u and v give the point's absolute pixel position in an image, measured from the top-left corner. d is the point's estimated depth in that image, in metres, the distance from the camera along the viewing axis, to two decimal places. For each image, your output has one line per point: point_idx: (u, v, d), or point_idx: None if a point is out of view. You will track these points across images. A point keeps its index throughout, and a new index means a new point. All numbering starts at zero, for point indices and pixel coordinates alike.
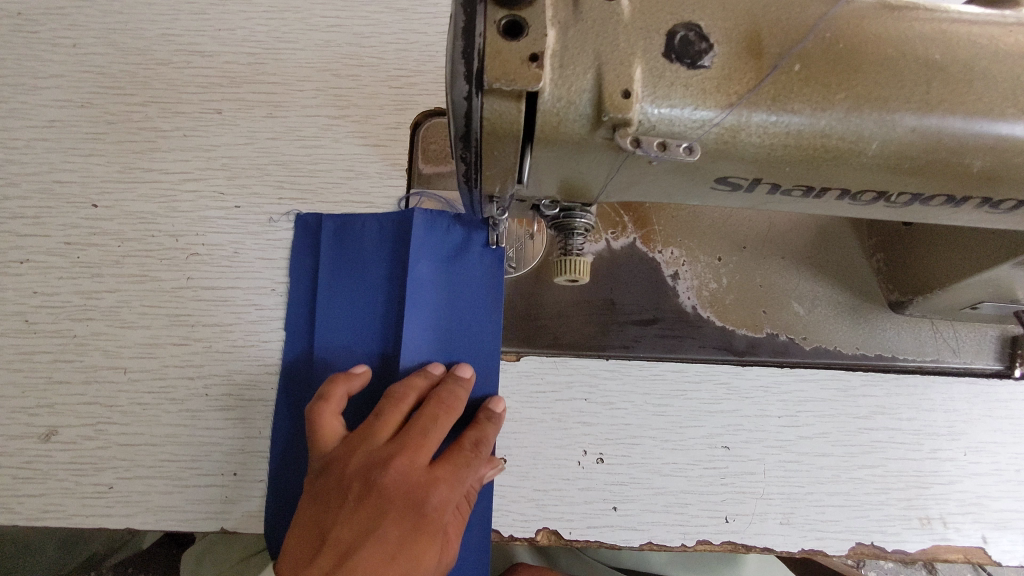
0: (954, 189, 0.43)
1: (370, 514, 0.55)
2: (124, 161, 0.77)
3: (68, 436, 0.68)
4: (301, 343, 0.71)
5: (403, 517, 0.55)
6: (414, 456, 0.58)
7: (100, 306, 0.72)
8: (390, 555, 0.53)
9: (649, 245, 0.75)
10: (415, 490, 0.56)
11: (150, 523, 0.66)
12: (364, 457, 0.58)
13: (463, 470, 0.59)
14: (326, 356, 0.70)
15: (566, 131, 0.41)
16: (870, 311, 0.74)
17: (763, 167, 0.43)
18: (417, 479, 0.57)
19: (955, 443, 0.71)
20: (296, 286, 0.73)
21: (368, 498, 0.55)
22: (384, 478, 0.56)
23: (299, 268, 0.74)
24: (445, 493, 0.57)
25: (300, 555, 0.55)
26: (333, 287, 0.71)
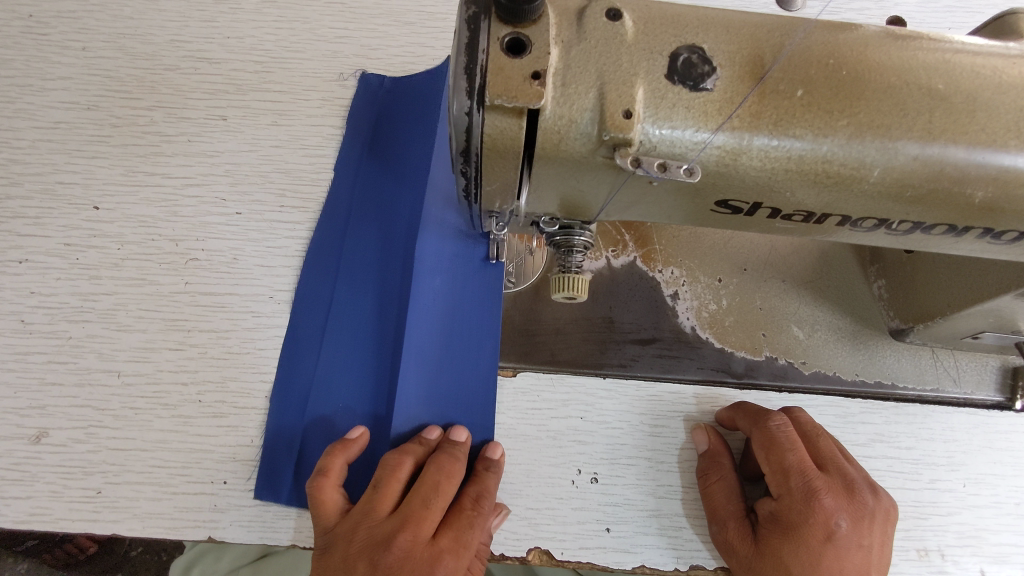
0: (958, 219, 0.43)
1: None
2: (128, 164, 0.77)
3: (58, 439, 0.68)
4: (297, 351, 0.71)
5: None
6: (417, 530, 0.57)
7: (97, 308, 0.72)
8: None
9: (649, 264, 0.75)
10: (421, 566, 0.56)
11: (136, 530, 0.65)
12: (366, 535, 0.57)
13: (466, 533, 0.59)
14: (324, 363, 0.70)
15: (567, 150, 0.41)
16: (871, 337, 0.74)
17: (764, 192, 0.43)
18: (419, 554, 0.56)
19: (954, 474, 0.70)
20: (295, 293, 0.73)
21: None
22: (388, 557, 0.56)
23: (300, 276, 0.74)
24: (451, 564, 0.57)
25: None
26: (335, 296, 0.73)
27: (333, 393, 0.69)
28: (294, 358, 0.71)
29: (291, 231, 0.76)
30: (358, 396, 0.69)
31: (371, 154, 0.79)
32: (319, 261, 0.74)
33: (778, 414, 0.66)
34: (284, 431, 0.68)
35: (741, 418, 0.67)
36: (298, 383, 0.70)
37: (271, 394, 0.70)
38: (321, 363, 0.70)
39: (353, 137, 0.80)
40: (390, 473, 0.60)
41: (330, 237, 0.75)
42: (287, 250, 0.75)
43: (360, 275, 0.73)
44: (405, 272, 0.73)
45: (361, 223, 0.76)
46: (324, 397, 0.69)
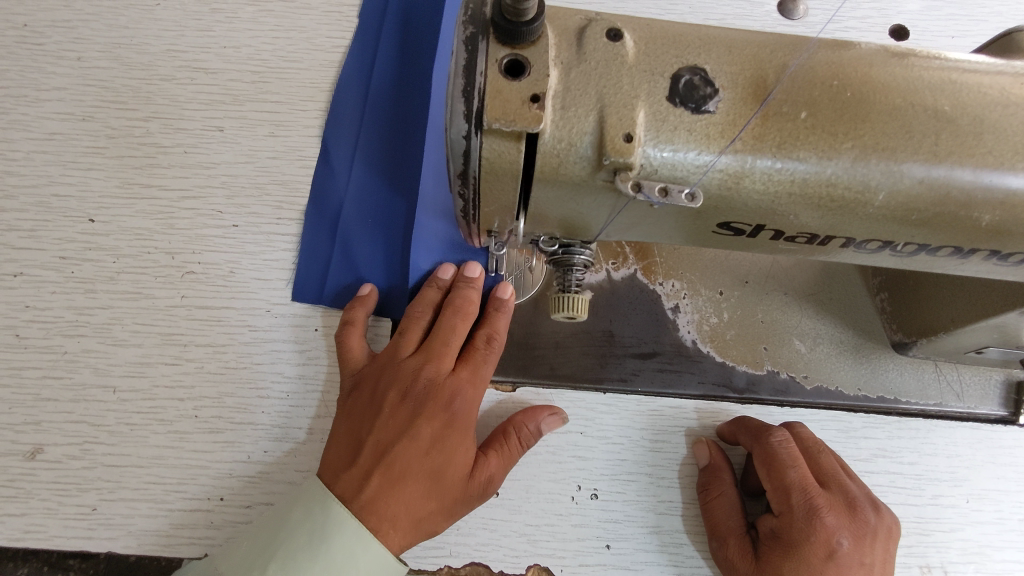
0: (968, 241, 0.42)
1: (406, 416, 0.63)
2: (124, 176, 0.77)
3: (53, 455, 0.67)
4: (313, 251, 0.75)
5: (434, 415, 0.63)
6: (439, 364, 0.65)
7: (92, 322, 0.71)
8: (424, 449, 0.61)
9: (649, 277, 0.75)
10: (444, 392, 0.64)
11: (132, 548, 0.65)
12: (394, 369, 0.66)
13: (481, 368, 0.67)
14: (342, 254, 0.75)
15: (566, 173, 0.40)
16: (873, 351, 0.73)
17: (767, 215, 0.42)
18: (442, 384, 0.65)
19: (958, 490, 0.69)
20: (304, 239, 0.75)
21: (403, 403, 0.64)
22: (415, 386, 0.64)
23: (310, 234, 0.76)
24: (469, 395, 0.65)
25: (341, 460, 0.62)
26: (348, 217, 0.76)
27: (358, 229, 0.75)
28: (321, 199, 0.77)
29: (290, 244, 0.75)
30: (382, 235, 0.76)
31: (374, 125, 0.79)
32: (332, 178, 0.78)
33: (779, 428, 0.65)
34: (315, 259, 0.75)
35: (740, 432, 0.66)
36: (327, 217, 0.76)
37: (270, 410, 0.70)
38: (346, 209, 0.76)
39: (354, 122, 0.80)
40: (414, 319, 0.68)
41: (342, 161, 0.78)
42: (284, 263, 0.75)
43: (371, 197, 0.77)
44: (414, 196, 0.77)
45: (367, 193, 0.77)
46: (352, 233, 0.75)
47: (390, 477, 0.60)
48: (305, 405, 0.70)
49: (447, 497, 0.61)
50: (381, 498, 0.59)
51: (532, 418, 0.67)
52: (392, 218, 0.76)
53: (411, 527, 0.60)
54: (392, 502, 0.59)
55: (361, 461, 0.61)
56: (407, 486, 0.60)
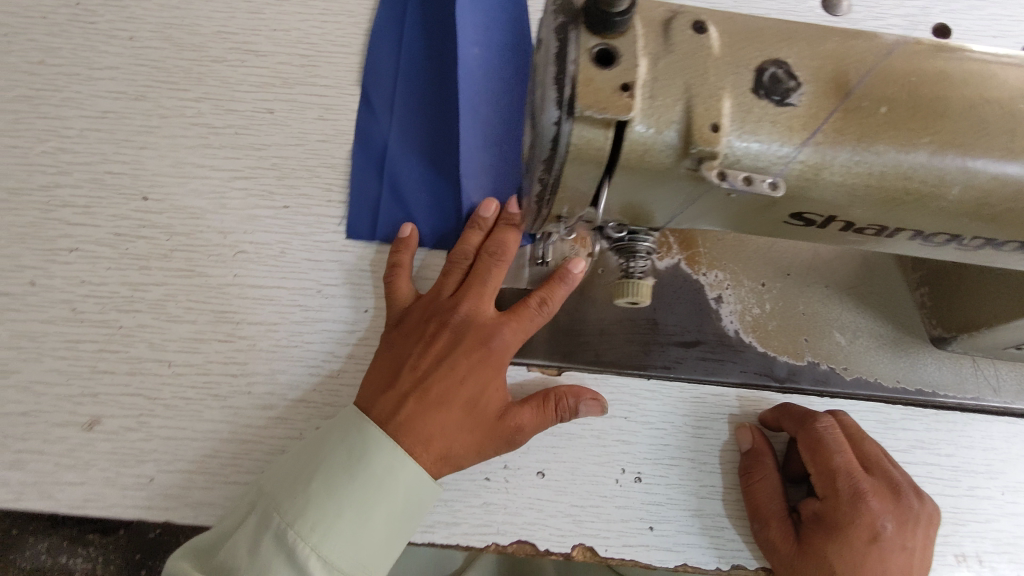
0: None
1: (442, 347, 0.67)
2: (176, 155, 0.78)
3: (111, 426, 0.69)
4: (363, 193, 0.77)
5: (472, 350, 0.66)
6: (479, 300, 0.68)
7: (146, 298, 0.73)
8: (460, 379, 0.65)
9: (693, 267, 0.76)
10: (482, 329, 0.67)
11: (188, 517, 0.66)
12: (435, 305, 0.69)
13: (523, 321, 0.68)
14: (394, 193, 0.77)
15: (650, 160, 0.41)
16: (912, 345, 0.74)
17: (840, 206, 0.43)
18: (482, 320, 0.68)
19: (993, 482, 0.71)
20: (354, 183, 0.78)
21: (441, 334, 0.67)
22: (455, 321, 0.67)
23: (360, 178, 0.78)
24: (508, 335, 0.67)
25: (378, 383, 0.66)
26: (397, 158, 0.78)
27: (404, 165, 0.78)
28: (366, 139, 0.79)
29: (339, 226, 0.77)
30: (428, 170, 0.78)
31: (418, 80, 0.81)
32: (380, 122, 0.80)
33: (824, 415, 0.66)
34: (365, 197, 0.77)
35: (784, 420, 0.68)
36: (374, 156, 0.79)
37: (321, 388, 0.71)
38: (393, 147, 0.79)
39: (396, 73, 0.81)
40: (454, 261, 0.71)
41: (388, 104, 0.80)
42: (333, 245, 0.76)
43: (417, 139, 0.79)
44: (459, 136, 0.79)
45: (415, 144, 0.79)
46: (399, 170, 0.78)
47: (421, 403, 0.64)
48: (354, 384, 0.72)
49: (478, 432, 0.64)
50: (415, 419, 0.63)
51: (575, 394, 0.67)
52: (439, 158, 0.79)
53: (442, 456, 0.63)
54: (427, 424, 0.62)
55: (397, 384, 0.65)
56: (444, 413, 0.63)
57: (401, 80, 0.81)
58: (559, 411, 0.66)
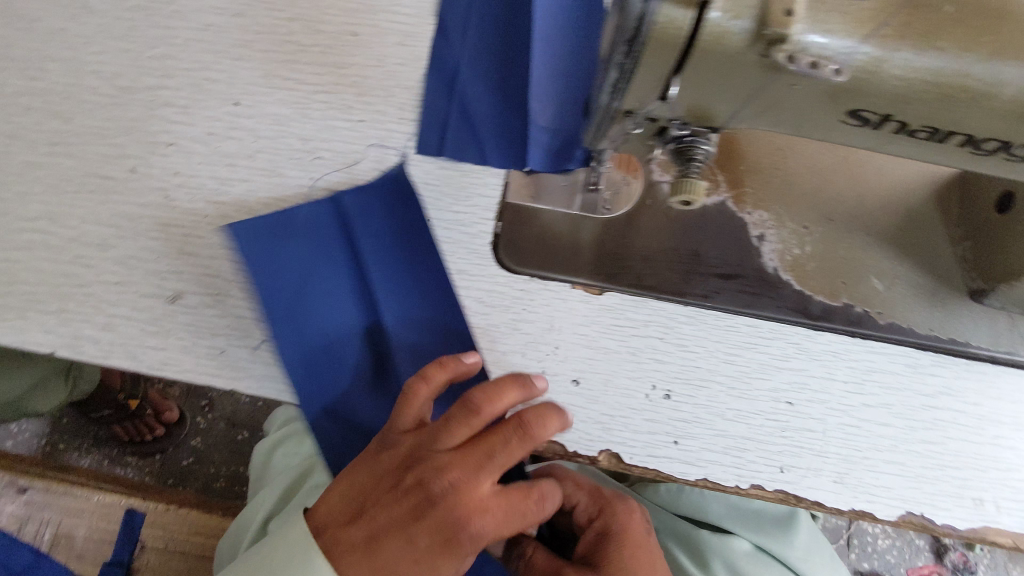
0: (957, 164, 0.49)
1: (409, 507, 0.61)
2: (268, 69, 0.85)
3: (191, 301, 0.77)
4: (432, 111, 0.83)
5: (419, 497, 0.61)
6: (430, 486, 0.61)
7: (232, 192, 0.80)
8: (415, 558, 0.60)
9: (739, 205, 0.80)
10: (452, 518, 0.60)
11: (252, 387, 0.75)
12: (437, 458, 0.62)
13: (448, 518, 0.60)
14: (460, 107, 0.83)
15: (725, 47, 0.41)
16: (951, 298, 0.76)
17: (899, 104, 0.43)
18: (444, 504, 0.60)
19: (1017, 433, 0.73)
20: (428, 100, 0.84)
21: (404, 476, 0.62)
22: (415, 481, 0.62)
23: (434, 95, 0.84)
24: (448, 484, 0.61)
25: (347, 488, 0.64)
26: (469, 75, 0.83)
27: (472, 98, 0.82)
28: (439, 61, 0.84)
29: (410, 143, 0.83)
30: (494, 93, 0.83)
31: None
32: (458, 32, 0.85)
33: None
34: (434, 114, 0.83)
35: None
36: (445, 78, 0.84)
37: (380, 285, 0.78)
38: (464, 62, 0.84)
39: None
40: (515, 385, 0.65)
41: (461, 24, 0.85)
42: (402, 158, 0.82)
43: (481, 51, 0.84)
44: (514, 46, 0.83)
45: (479, 58, 0.84)
46: (467, 92, 0.83)
47: (371, 559, 0.60)
48: None
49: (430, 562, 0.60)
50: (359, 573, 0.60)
51: (542, 502, 0.63)
52: (505, 85, 0.83)
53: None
54: (391, 554, 0.60)
55: (350, 528, 0.62)
56: (386, 549, 0.60)
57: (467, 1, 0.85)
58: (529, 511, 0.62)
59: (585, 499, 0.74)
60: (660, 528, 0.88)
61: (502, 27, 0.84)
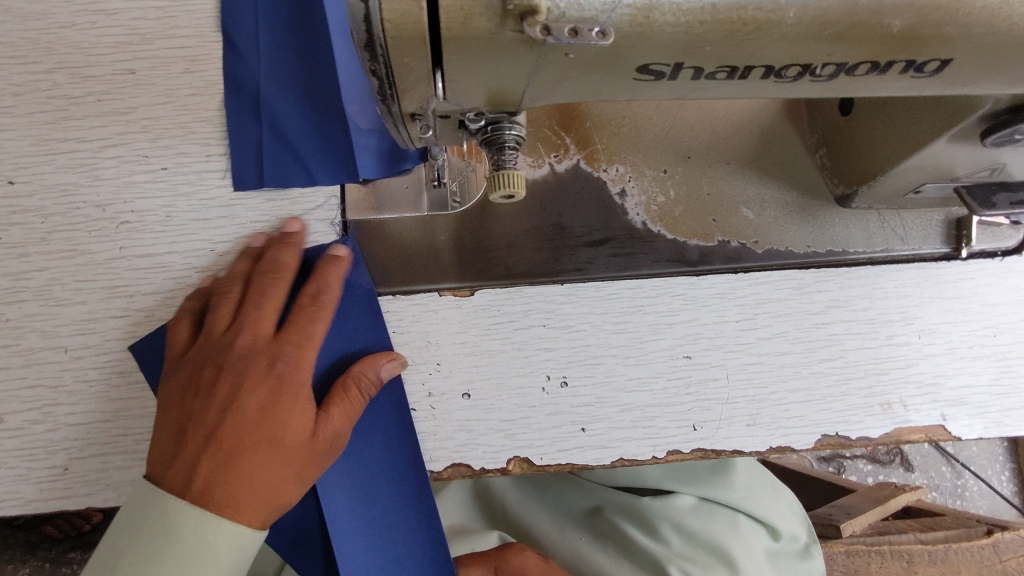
0: (767, 94, 0.48)
1: (226, 391, 0.56)
2: (38, 133, 0.72)
3: (14, 423, 0.66)
4: (241, 139, 0.73)
5: (256, 386, 0.56)
6: (254, 333, 0.59)
7: (31, 286, 0.69)
8: (257, 418, 0.55)
9: (593, 164, 0.75)
10: (260, 359, 0.58)
11: (112, 499, 0.65)
12: (243, 344, 0.59)
13: (282, 385, 0.56)
14: (272, 128, 0.73)
15: (473, 27, 0.39)
16: (819, 208, 0.75)
17: (685, 49, 0.42)
18: (257, 351, 0.58)
19: (909, 327, 0.72)
20: (234, 128, 0.73)
21: (218, 381, 0.57)
22: (231, 361, 0.57)
23: (239, 120, 0.74)
24: (293, 356, 0.58)
25: (161, 450, 0.55)
26: (274, 90, 0.73)
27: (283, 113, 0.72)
28: (236, 81, 0.74)
29: (226, 180, 0.73)
30: (306, 103, 0.73)
31: None
32: (250, 46, 0.75)
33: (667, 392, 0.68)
34: (245, 143, 0.73)
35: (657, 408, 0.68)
36: (247, 99, 0.74)
37: None
38: (263, 76, 0.74)
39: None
40: (332, 260, 0.64)
41: (252, 36, 0.75)
42: (220, 200, 0.72)
43: (280, 61, 0.74)
44: (317, 50, 0.74)
45: (280, 69, 0.74)
46: (275, 108, 0.73)
47: (218, 456, 0.53)
48: None
49: (298, 465, 0.56)
50: (218, 477, 0.52)
51: (372, 365, 0.62)
52: (315, 91, 0.74)
53: (253, 504, 0.53)
54: (234, 478, 0.52)
55: (185, 447, 0.54)
56: (243, 464, 0.53)
57: (252, 9, 0.76)
58: (360, 390, 0.61)
59: (481, 570, 0.74)
60: (605, 506, 0.85)
61: (296, 31, 0.75)
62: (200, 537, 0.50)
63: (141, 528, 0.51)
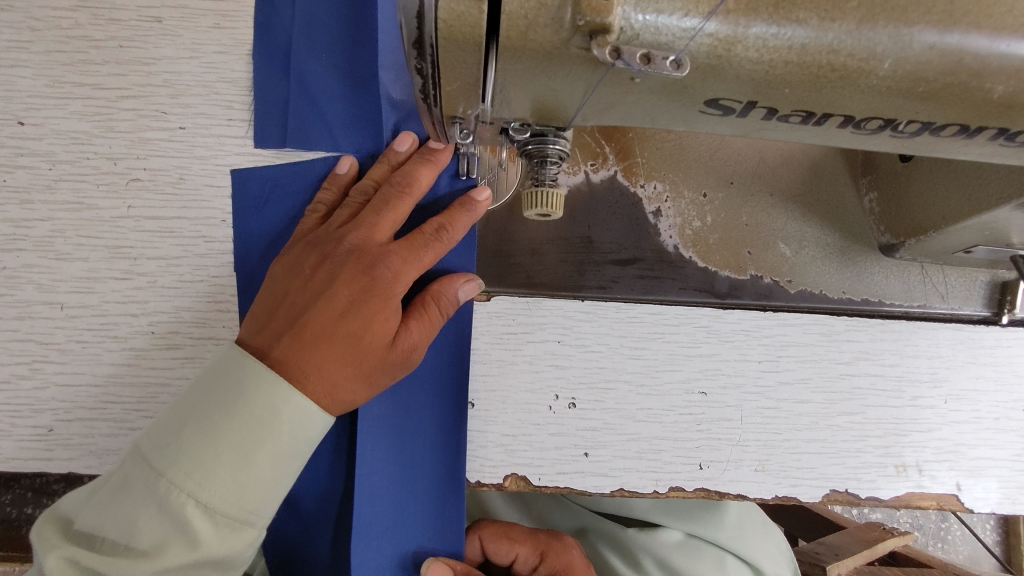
0: (837, 143, 0.44)
1: (323, 277, 0.54)
2: (54, 74, 0.68)
3: (2, 375, 0.64)
4: (267, 97, 0.69)
5: (352, 278, 0.53)
6: (366, 228, 0.56)
7: (31, 235, 0.66)
8: (342, 311, 0.52)
9: (630, 178, 0.71)
10: (367, 255, 0.54)
11: (94, 466, 0.64)
12: (361, 234, 0.56)
13: (374, 280, 0.54)
14: (298, 87, 0.68)
15: (536, 39, 0.35)
16: (860, 254, 0.72)
17: (761, 89, 0.38)
18: (369, 249, 0.55)
19: (936, 390, 0.69)
20: (261, 85, 0.69)
21: (321, 267, 0.55)
22: (337, 251, 0.55)
23: (267, 76, 0.69)
24: (398, 263, 0.55)
25: (258, 316, 0.55)
26: (304, 45, 0.67)
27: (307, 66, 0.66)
28: (268, 33, 0.69)
29: (244, 148, 0.69)
30: (334, 61, 0.66)
31: None
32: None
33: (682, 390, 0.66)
34: (271, 99, 0.69)
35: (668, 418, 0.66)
36: (279, 53, 0.69)
37: (233, 326, 0.66)
38: (296, 28, 0.68)
39: None
40: (426, 163, 0.59)
41: None
42: (236, 168, 0.68)
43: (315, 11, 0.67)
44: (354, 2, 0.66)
45: (314, 21, 0.67)
46: (304, 65, 0.67)
47: (300, 337, 0.52)
48: None
49: (367, 365, 0.53)
50: (295, 359, 0.51)
51: (450, 285, 0.60)
52: (348, 49, 0.66)
53: (318, 391, 0.51)
54: (303, 363, 0.51)
55: (274, 322, 0.53)
56: (314, 351, 0.51)
57: None
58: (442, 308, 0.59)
59: (524, 547, 0.70)
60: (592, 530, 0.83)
61: None
62: (268, 416, 0.49)
63: (207, 402, 0.49)
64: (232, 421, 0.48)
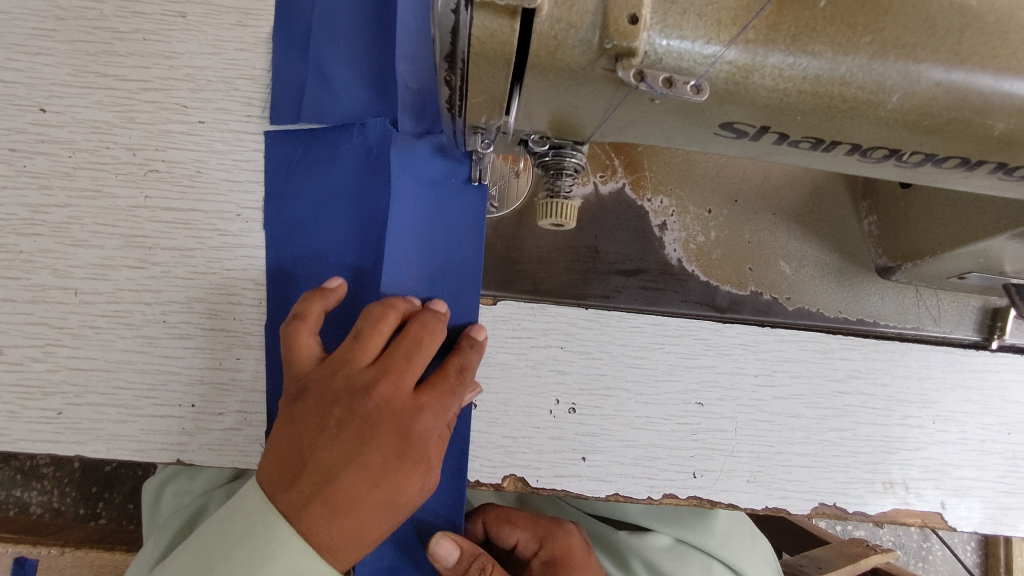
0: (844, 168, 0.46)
1: (352, 438, 0.51)
2: (77, 63, 0.69)
3: (14, 357, 0.65)
4: (283, 78, 0.70)
5: (385, 440, 0.51)
6: (396, 380, 0.54)
7: (48, 221, 0.67)
8: (375, 480, 0.50)
9: (638, 192, 0.73)
10: (398, 416, 0.53)
11: (101, 451, 0.65)
12: (389, 387, 0.53)
13: (408, 436, 0.53)
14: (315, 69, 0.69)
15: (563, 58, 0.37)
16: (857, 275, 0.74)
17: (774, 115, 0.40)
18: (400, 404, 0.53)
19: (925, 411, 0.71)
20: (279, 66, 0.70)
21: (347, 426, 0.51)
22: (367, 405, 0.52)
23: (286, 57, 0.70)
24: (430, 420, 0.54)
25: (276, 472, 0.51)
26: (325, 30, 0.68)
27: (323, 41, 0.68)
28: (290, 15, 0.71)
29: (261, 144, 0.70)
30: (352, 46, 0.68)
31: None
32: None
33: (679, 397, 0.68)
34: (288, 81, 0.70)
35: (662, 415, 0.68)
36: (299, 36, 0.70)
37: (244, 319, 0.67)
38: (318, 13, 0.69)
39: None
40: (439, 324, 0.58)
41: None
42: (253, 163, 0.70)
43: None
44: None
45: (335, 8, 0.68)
46: (321, 48, 0.69)
47: (332, 503, 0.49)
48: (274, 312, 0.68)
49: (400, 516, 0.53)
50: (329, 525, 0.49)
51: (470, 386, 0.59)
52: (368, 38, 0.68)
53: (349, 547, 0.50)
54: (335, 532, 0.49)
55: (299, 483, 0.50)
56: (347, 518, 0.49)
57: None
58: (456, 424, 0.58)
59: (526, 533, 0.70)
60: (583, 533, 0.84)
61: None
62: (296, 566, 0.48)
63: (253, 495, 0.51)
64: (265, 545, 0.48)
